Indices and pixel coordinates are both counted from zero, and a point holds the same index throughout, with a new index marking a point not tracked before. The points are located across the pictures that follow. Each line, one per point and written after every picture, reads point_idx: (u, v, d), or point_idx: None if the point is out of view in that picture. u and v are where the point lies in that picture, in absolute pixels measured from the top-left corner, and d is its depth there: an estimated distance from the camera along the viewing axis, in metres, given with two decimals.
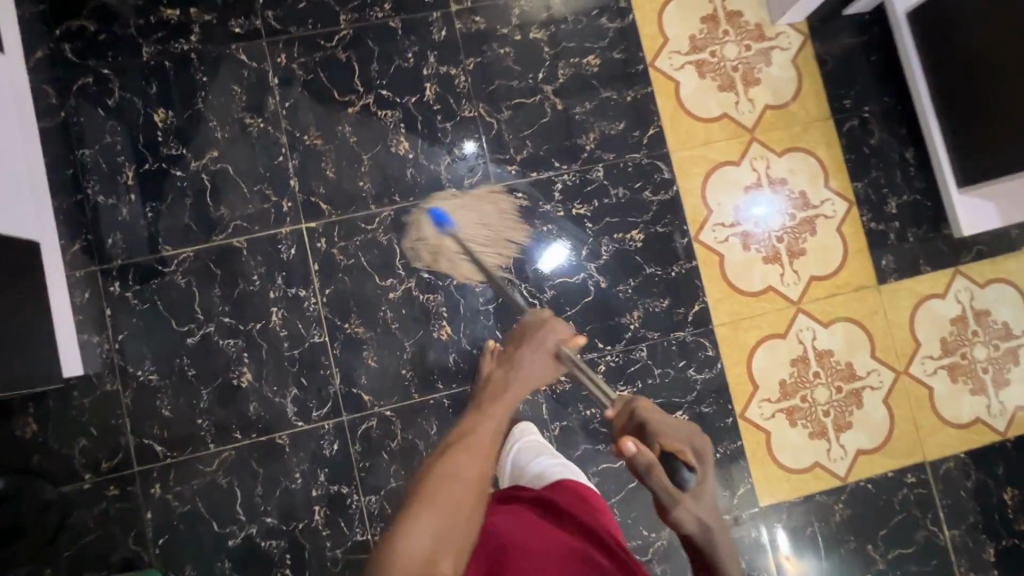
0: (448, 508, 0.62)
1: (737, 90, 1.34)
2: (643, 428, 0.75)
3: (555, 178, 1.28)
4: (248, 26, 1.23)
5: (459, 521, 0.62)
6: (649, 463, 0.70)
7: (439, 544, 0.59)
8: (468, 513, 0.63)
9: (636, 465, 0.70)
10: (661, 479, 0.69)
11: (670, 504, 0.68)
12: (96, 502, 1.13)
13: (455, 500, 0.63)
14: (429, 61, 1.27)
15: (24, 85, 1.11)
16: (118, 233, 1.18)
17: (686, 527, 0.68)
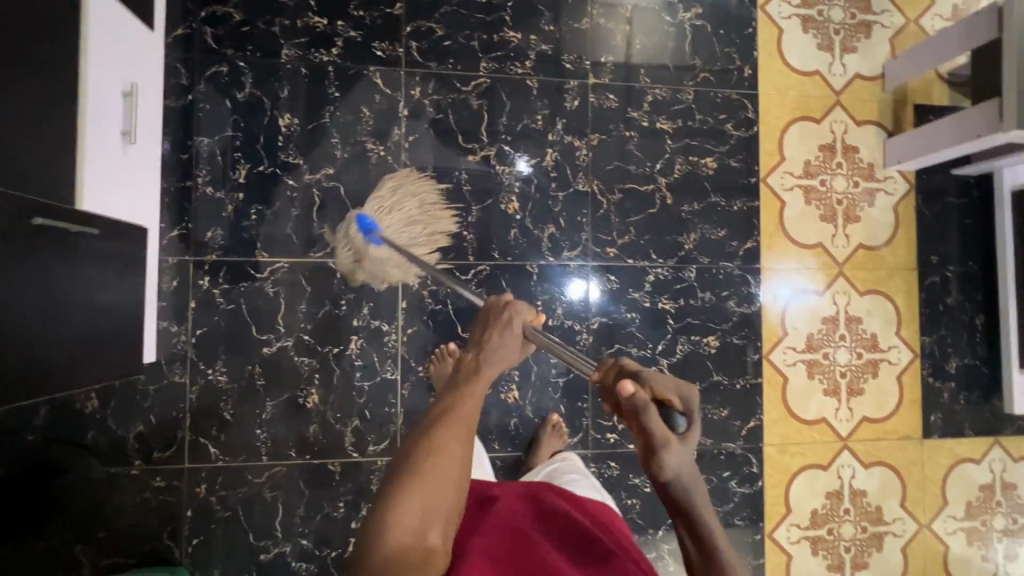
0: (431, 488, 0.70)
1: (837, 223, 1.37)
2: (640, 373, 0.67)
3: (649, 270, 1.30)
4: (390, 52, 1.23)
5: (444, 497, 0.70)
6: (647, 404, 0.63)
7: (432, 516, 0.69)
8: (455, 485, 0.72)
9: (634, 404, 0.63)
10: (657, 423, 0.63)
11: (660, 447, 0.63)
12: (139, 490, 1.12)
13: (444, 479, 0.71)
14: (556, 127, 1.28)
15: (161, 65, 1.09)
16: (218, 228, 1.16)
17: (668, 468, 0.64)
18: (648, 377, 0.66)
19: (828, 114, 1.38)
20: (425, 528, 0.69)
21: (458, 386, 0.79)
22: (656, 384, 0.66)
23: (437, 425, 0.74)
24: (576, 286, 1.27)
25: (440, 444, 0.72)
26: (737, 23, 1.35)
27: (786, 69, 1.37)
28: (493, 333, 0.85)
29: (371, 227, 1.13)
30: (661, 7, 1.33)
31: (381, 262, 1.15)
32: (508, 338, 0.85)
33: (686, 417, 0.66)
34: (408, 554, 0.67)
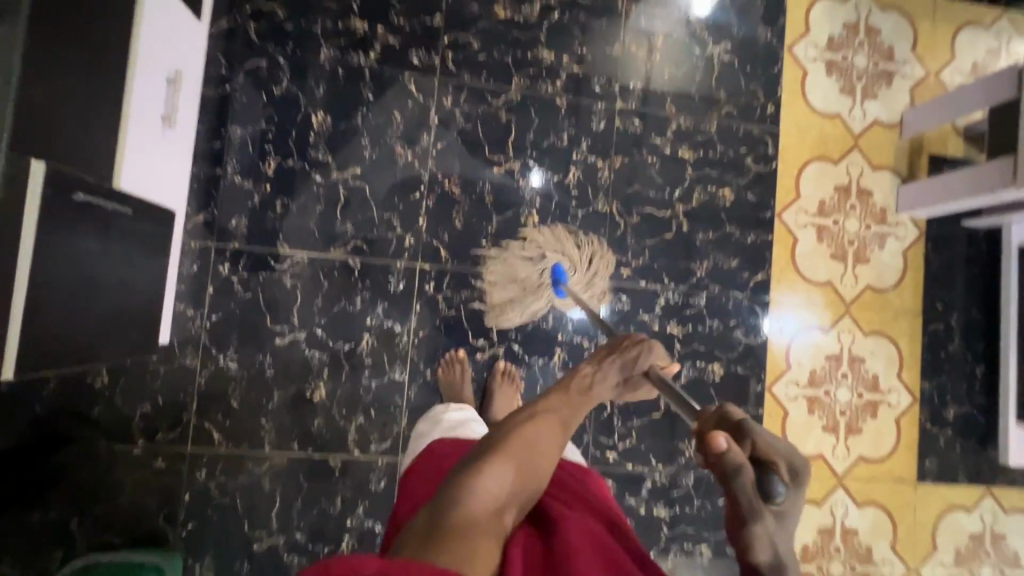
0: (520, 468, 0.74)
1: (846, 263, 1.40)
2: (743, 426, 0.59)
3: (660, 294, 1.32)
4: (426, 60, 1.26)
5: (526, 481, 0.74)
6: (742, 465, 0.55)
7: (510, 496, 0.71)
8: (536, 479, 0.76)
9: (724, 463, 0.56)
10: (748, 493, 0.55)
11: (746, 520, 0.56)
12: (140, 470, 1.12)
13: (532, 466, 0.76)
14: (581, 147, 1.31)
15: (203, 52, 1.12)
16: (242, 216, 1.18)
17: (757, 546, 0.56)
18: (753, 432, 0.58)
19: (845, 156, 1.41)
20: (504, 504, 0.70)
21: (569, 395, 0.90)
22: (759, 444, 0.57)
23: (536, 422, 0.82)
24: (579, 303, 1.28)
25: (538, 433, 0.80)
26: (763, 62, 1.39)
27: (807, 109, 1.40)
28: (615, 357, 0.97)
29: (562, 280, 1.23)
30: (691, 40, 1.37)
31: (503, 285, 1.25)
32: (625, 376, 0.97)
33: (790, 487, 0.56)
34: (489, 519, 0.67)
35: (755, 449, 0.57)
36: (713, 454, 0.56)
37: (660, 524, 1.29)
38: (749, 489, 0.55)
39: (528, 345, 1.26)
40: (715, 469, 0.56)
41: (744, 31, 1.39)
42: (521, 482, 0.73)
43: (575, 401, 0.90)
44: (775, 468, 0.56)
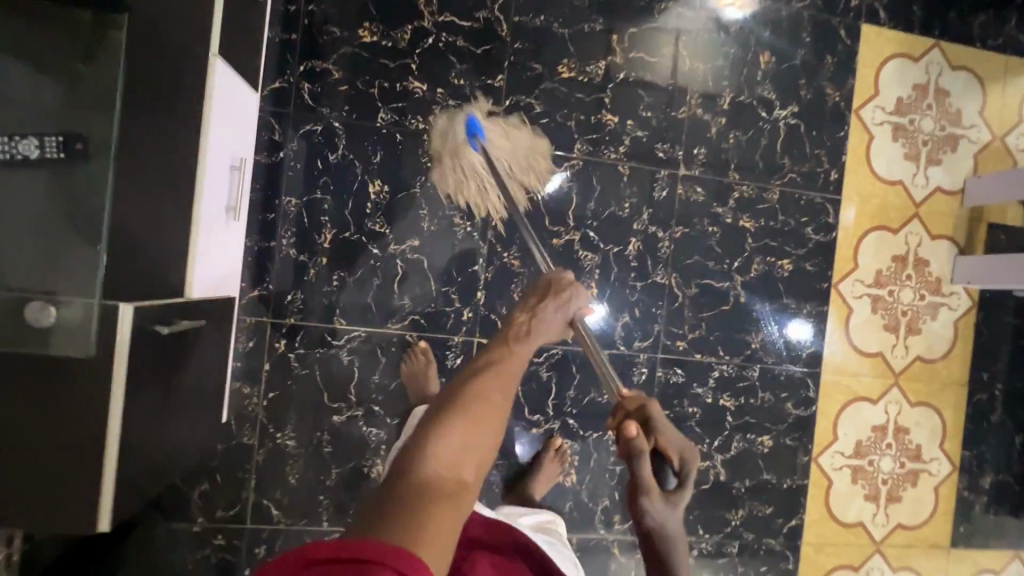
0: (468, 426, 0.59)
1: (898, 333, 1.39)
2: (651, 420, 0.80)
3: (714, 366, 1.31)
4: (486, 124, 1.20)
5: (485, 436, 0.59)
6: (643, 449, 0.73)
7: (464, 457, 0.57)
8: (496, 428, 0.61)
9: (632, 446, 0.73)
10: (648, 467, 0.71)
11: (644, 489, 0.70)
12: (202, 547, 1.13)
13: (485, 418, 0.60)
14: (642, 216, 1.27)
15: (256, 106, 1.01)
16: (298, 291, 1.15)
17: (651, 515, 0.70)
18: (657, 428, 0.79)
19: (905, 225, 1.39)
20: (460, 465, 0.57)
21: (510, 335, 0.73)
22: (660, 437, 0.78)
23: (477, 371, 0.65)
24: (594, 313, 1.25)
25: (481, 382, 0.63)
26: (830, 126, 1.34)
27: (871, 177, 1.37)
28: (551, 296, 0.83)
29: (477, 131, 1.13)
30: (758, 102, 1.31)
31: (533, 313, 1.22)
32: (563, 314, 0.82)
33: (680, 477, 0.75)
34: (439, 488, 0.54)
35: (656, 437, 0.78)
36: (626, 439, 0.74)
37: None
38: (647, 468, 0.71)
39: (583, 418, 1.26)
40: (627, 452, 0.73)
41: (812, 94, 1.33)
42: (477, 436, 0.59)
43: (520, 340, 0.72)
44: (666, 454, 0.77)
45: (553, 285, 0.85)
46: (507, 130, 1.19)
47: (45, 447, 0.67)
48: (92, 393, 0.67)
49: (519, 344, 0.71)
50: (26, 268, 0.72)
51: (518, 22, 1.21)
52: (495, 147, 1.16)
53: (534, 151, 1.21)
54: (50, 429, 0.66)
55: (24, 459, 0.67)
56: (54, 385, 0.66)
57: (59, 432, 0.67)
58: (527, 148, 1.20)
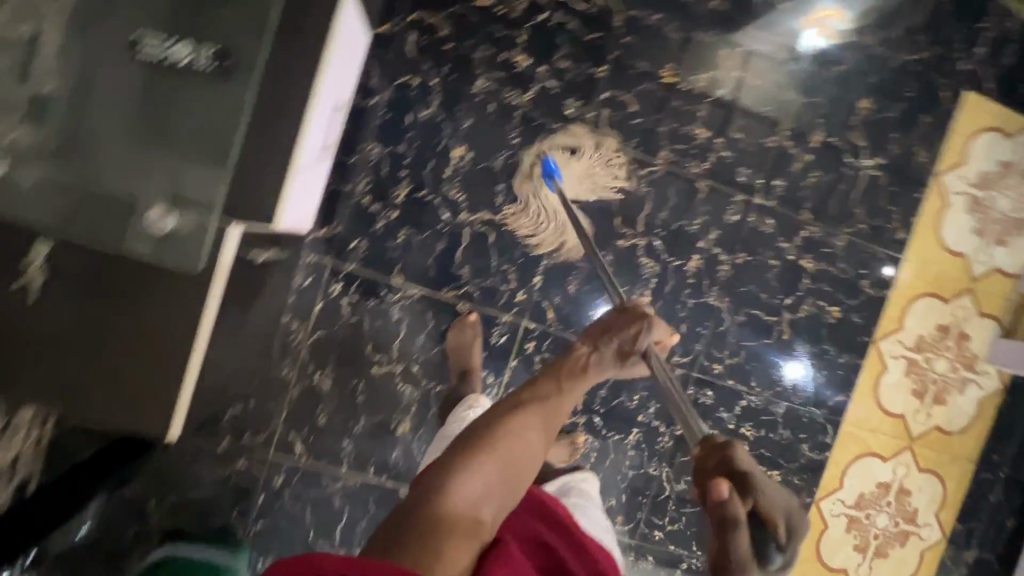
0: (491, 472, 0.83)
1: (924, 399, 1.41)
2: (748, 480, 0.70)
3: (743, 395, 1.33)
4: (580, 112, 1.19)
5: (510, 472, 0.85)
6: (738, 519, 0.65)
7: (483, 498, 0.80)
8: (517, 476, 0.86)
9: (721, 511, 0.66)
10: (745, 544, 0.65)
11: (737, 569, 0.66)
12: (223, 466, 1.15)
13: (510, 460, 0.86)
14: (709, 235, 1.27)
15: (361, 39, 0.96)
16: (363, 240, 1.15)
17: (738, 552, 0.66)
18: (755, 491, 0.68)
19: (957, 297, 1.40)
20: (481, 501, 0.80)
21: (568, 374, 1.00)
22: (763, 499, 0.68)
23: (520, 410, 0.93)
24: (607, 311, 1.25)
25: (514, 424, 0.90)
26: (910, 185, 1.34)
27: (935, 244, 1.38)
28: (608, 339, 1.03)
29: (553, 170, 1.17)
30: (847, 147, 1.30)
31: (579, 308, 1.24)
32: (622, 344, 1.02)
33: (785, 552, 0.67)
34: (461, 519, 0.76)
35: (759, 499, 0.68)
36: (716, 502, 0.67)
37: None
38: (742, 537, 0.65)
39: (609, 419, 1.28)
40: (716, 520, 0.67)
41: (900, 149, 1.32)
42: (499, 481, 0.83)
43: (567, 384, 1.00)
44: (772, 527, 0.67)
45: (618, 322, 1.03)
46: (594, 163, 1.21)
47: (112, 370, 0.68)
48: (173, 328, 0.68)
49: (568, 384, 0.99)
50: (111, 170, 0.64)
51: (634, 17, 1.19)
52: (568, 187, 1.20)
53: (609, 162, 1.22)
54: (119, 357, 0.68)
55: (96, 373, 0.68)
56: (140, 306, 0.67)
57: (132, 361, 0.68)
58: (604, 163, 1.21)
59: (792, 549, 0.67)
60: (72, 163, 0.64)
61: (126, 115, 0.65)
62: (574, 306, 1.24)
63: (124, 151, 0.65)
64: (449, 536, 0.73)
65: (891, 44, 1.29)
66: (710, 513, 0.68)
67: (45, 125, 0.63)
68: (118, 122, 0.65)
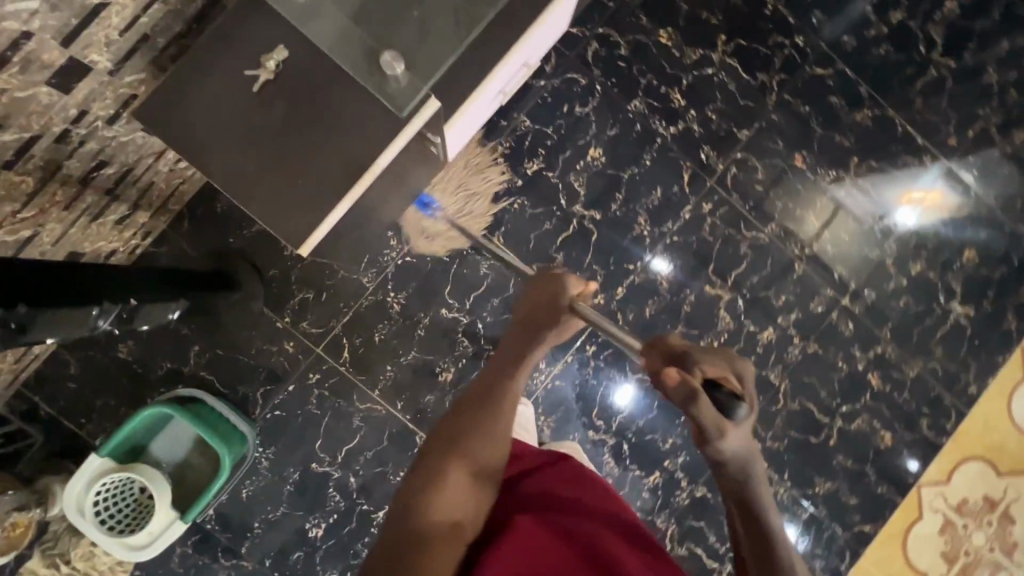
0: (458, 481, 0.70)
1: (952, 567, 1.33)
2: (685, 354, 0.69)
3: (772, 484, 1.30)
4: (711, 160, 1.28)
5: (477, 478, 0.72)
6: (696, 388, 0.63)
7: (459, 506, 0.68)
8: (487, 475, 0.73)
9: (679, 386, 0.64)
10: (711, 409, 0.62)
11: (713, 437, 0.62)
12: (271, 342, 1.18)
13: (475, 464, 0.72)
14: (789, 315, 1.30)
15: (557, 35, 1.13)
16: (482, 193, 1.23)
17: (711, 423, 0.62)
18: (698, 359, 0.68)
19: (1012, 474, 1.34)
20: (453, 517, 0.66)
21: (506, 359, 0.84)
22: (706, 367, 0.66)
23: (468, 412, 0.78)
24: (625, 392, 1.27)
25: (475, 423, 0.76)
26: (993, 345, 1.35)
27: (1004, 412, 1.35)
28: (542, 293, 0.87)
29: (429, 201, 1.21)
30: (942, 286, 1.34)
31: (646, 332, 1.27)
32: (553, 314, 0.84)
33: (747, 404, 0.63)
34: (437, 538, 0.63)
35: (698, 363, 0.67)
36: (671, 384, 0.65)
37: None
38: (707, 399, 0.62)
39: (635, 451, 1.26)
40: (677, 399, 0.64)
41: (993, 308, 1.35)
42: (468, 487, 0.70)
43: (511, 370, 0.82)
44: (726, 386, 0.65)
45: (537, 289, 0.89)
46: (464, 179, 1.22)
47: (290, 173, 0.75)
48: (354, 154, 0.75)
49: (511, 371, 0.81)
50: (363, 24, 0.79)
51: (786, 101, 1.30)
52: (449, 210, 1.22)
53: (478, 169, 1.23)
54: (297, 164, 0.75)
55: (273, 174, 0.75)
56: (333, 126, 0.75)
57: (307, 169, 0.75)
58: (475, 171, 1.23)
59: (750, 396, 0.65)
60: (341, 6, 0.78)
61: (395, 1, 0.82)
62: (643, 329, 1.27)
63: (380, 22, 0.81)
64: (434, 553, 0.61)
65: (1010, 209, 1.35)
66: (679, 401, 0.64)
67: None
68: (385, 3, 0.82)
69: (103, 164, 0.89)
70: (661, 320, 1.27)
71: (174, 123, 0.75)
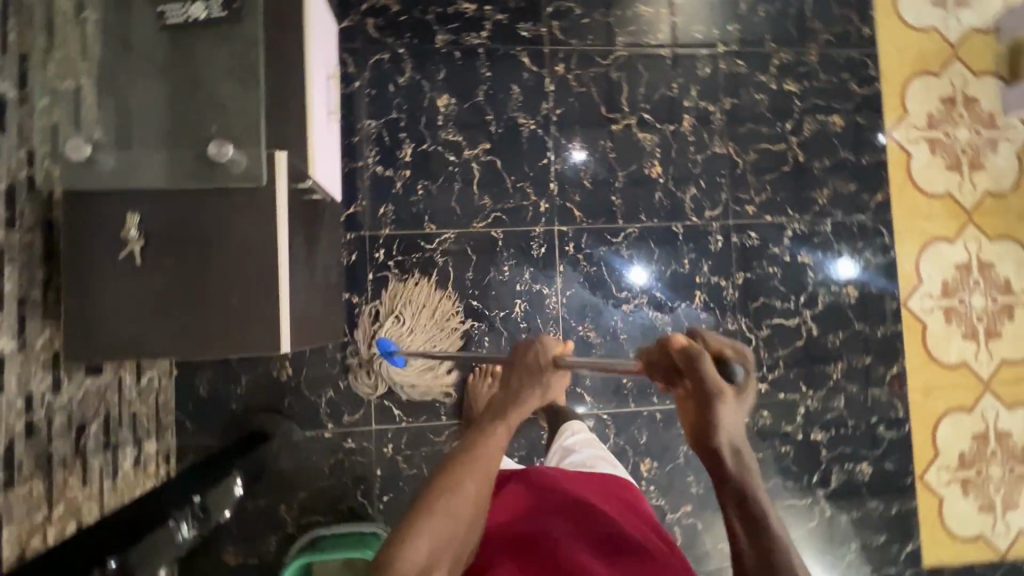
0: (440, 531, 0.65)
1: (962, 172, 1.40)
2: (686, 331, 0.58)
3: (786, 226, 1.35)
4: (533, 31, 1.31)
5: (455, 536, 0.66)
6: (701, 355, 0.53)
7: (438, 554, 0.64)
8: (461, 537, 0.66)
9: (685, 355, 0.54)
10: (715, 375, 0.53)
11: (718, 405, 0.53)
12: (333, 453, 1.20)
13: (451, 521, 0.66)
14: (691, 94, 1.34)
15: (332, 26, 1.11)
16: (389, 204, 1.25)
17: (714, 387, 0.53)
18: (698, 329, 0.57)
19: (947, 67, 1.41)
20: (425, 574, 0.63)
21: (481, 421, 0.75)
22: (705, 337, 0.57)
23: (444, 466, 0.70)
24: (637, 271, 1.30)
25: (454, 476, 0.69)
26: None
27: (903, 27, 1.41)
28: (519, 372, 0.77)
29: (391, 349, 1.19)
30: None
31: (599, 198, 1.30)
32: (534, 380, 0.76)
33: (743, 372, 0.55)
34: None
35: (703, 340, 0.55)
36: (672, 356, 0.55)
37: (818, 448, 1.32)
38: (713, 375, 0.53)
39: (667, 291, 1.31)
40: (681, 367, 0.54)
41: None
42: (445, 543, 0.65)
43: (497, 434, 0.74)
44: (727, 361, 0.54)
45: (519, 355, 0.79)
46: (414, 326, 1.21)
47: (217, 301, 0.77)
48: (262, 244, 0.77)
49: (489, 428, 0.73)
50: (172, 136, 0.77)
51: None
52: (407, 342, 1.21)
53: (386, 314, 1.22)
54: (209, 297, 0.77)
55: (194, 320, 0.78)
56: (226, 242, 0.77)
57: (229, 289, 0.77)
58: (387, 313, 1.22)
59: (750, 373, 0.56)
60: (141, 141, 0.76)
61: (174, 90, 0.77)
62: (594, 199, 1.30)
63: (179, 119, 0.77)
64: None
65: None
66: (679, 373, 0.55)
67: (115, 124, 0.77)
68: (167, 99, 0.77)
69: (83, 426, 0.89)
70: (602, 180, 1.31)
71: (89, 340, 0.78)
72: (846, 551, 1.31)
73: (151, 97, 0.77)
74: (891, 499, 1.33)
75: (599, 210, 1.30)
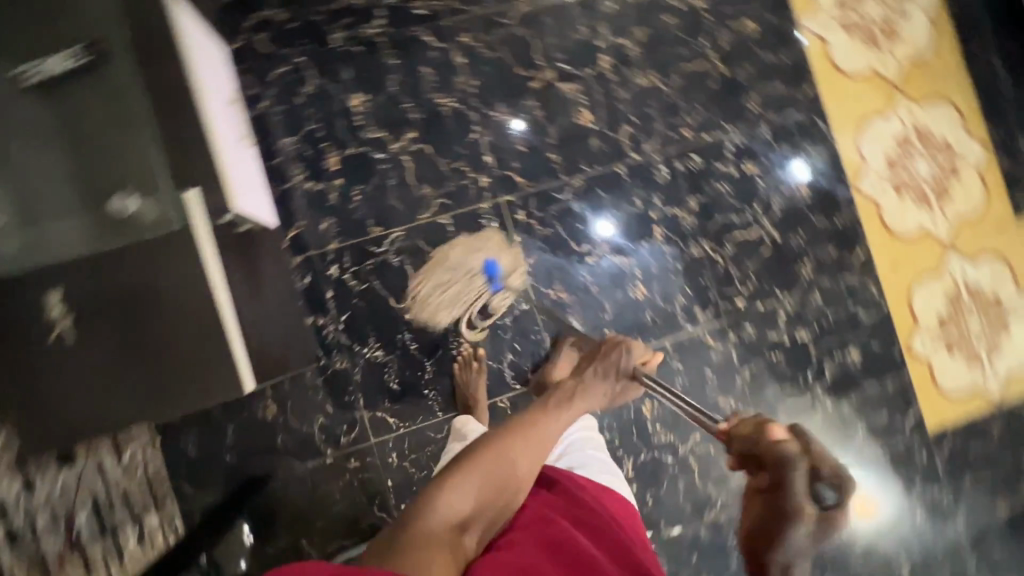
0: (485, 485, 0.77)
1: (880, 46, 1.40)
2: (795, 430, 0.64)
3: (725, 141, 1.35)
4: (428, 6, 1.26)
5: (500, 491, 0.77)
6: (795, 454, 0.58)
7: (478, 509, 0.75)
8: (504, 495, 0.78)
9: (781, 449, 0.59)
10: (803, 479, 0.57)
11: (796, 508, 0.56)
12: (340, 476, 1.18)
13: (503, 483, 0.78)
14: (601, 33, 1.32)
15: (218, 52, 1.06)
16: (329, 218, 1.21)
17: (799, 487, 0.57)
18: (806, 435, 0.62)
19: None
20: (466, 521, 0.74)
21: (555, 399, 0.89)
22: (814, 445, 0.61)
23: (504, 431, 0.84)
24: (604, 226, 1.29)
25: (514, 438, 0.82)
26: None
27: None
28: (597, 366, 0.96)
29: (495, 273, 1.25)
30: None
31: (536, 159, 1.28)
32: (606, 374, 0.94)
33: (837, 494, 0.57)
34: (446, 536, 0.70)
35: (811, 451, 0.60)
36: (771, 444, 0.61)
37: (805, 346, 1.34)
38: (802, 484, 0.57)
39: (626, 233, 1.30)
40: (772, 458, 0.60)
41: None
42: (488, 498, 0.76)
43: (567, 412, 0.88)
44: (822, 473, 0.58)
45: (604, 350, 0.99)
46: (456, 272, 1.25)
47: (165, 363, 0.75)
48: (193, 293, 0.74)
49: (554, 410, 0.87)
50: (74, 203, 0.73)
51: None
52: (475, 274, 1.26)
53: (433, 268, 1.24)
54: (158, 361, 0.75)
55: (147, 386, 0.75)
56: (157, 301, 0.74)
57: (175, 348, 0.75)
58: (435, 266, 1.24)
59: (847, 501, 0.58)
60: (43, 215, 0.73)
61: (63, 155, 0.74)
62: (532, 161, 1.28)
63: (78, 184, 0.74)
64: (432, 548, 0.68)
65: None
66: (767, 460, 0.60)
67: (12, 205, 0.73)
68: (58, 167, 0.74)
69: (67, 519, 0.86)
70: (535, 140, 1.29)
71: (48, 427, 0.75)
72: (854, 434, 1.35)
73: (39, 165, 0.74)
74: (884, 375, 1.36)
75: (540, 171, 1.28)
